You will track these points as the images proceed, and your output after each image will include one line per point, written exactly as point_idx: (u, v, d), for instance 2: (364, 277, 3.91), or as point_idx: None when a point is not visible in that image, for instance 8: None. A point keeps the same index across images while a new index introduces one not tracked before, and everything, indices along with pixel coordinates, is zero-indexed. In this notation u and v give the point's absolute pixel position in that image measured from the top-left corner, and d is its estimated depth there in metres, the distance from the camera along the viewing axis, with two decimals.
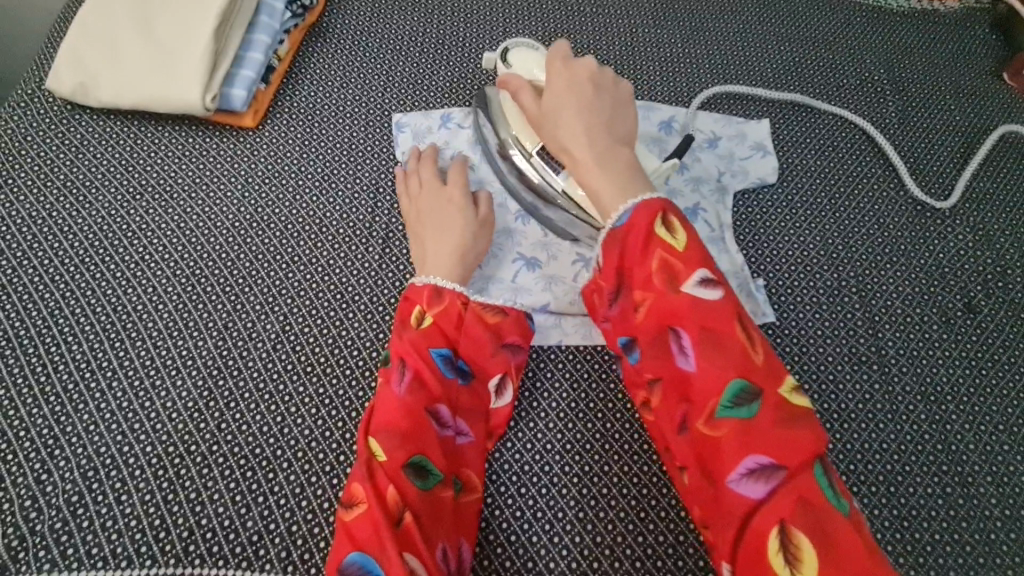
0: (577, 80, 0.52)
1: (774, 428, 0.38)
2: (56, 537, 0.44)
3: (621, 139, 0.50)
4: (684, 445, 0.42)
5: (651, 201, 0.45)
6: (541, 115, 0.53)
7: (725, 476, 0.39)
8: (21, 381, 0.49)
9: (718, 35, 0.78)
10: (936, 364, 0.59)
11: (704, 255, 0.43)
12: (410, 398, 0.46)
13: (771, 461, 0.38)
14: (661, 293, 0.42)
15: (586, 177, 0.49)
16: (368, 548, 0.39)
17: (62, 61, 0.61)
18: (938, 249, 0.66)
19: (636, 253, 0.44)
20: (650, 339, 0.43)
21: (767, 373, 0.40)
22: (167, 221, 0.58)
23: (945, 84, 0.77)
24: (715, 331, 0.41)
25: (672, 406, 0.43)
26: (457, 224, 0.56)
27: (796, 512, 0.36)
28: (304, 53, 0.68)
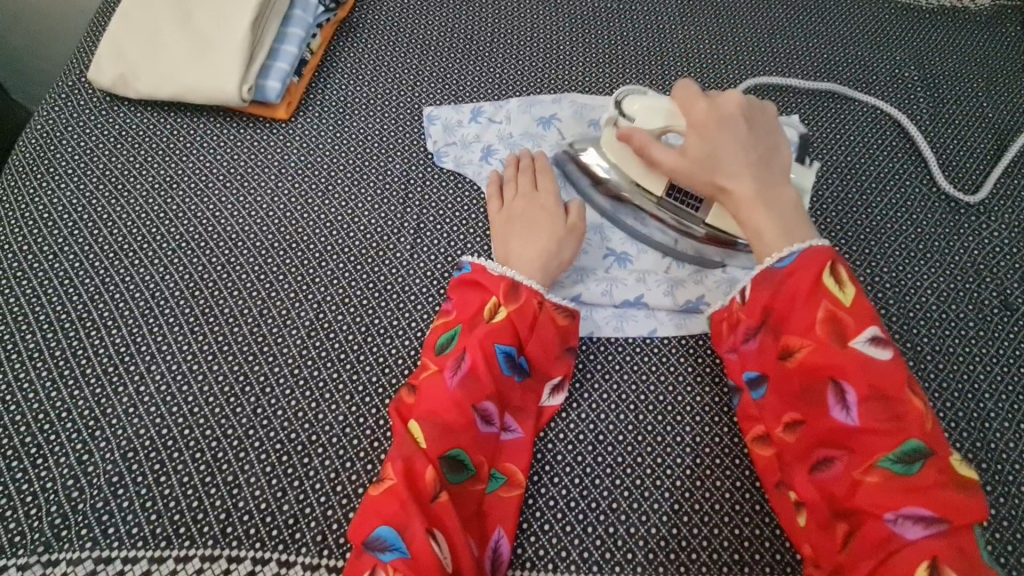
0: (731, 118, 0.52)
1: (937, 485, 0.40)
2: (97, 517, 0.45)
3: (776, 174, 0.52)
4: (823, 483, 0.43)
5: (819, 251, 0.47)
6: (691, 161, 0.52)
7: (880, 515, 0.40)
8: (62, 363, 0.50)
9: (747, 31, 0.77)
10: (974, 362, 0.58)
11: (871, 315, 0.45)
12: (462, 392, 0.46)
13: (932, 514, 0.39)
14: (825, 345, 0.44)
15: (751, 218, 0.51)
16: (394, 522, 0.41)
17: (103, 53, 0.62)
18: (973, 246, 0.65)
19: (795, 304, 0.46)
20: (804, 385, 0.45)
21: (933, 437, 0.42)
22: (203, 209, 0.59)
23: (978, 80, 0.76)
24: (886, 388, 0.42)
25: (812, 450, 0.44)
26: (548, 231, 0.55)
27: (948, 556, 0.38)
28: (335, 48, 0.69)
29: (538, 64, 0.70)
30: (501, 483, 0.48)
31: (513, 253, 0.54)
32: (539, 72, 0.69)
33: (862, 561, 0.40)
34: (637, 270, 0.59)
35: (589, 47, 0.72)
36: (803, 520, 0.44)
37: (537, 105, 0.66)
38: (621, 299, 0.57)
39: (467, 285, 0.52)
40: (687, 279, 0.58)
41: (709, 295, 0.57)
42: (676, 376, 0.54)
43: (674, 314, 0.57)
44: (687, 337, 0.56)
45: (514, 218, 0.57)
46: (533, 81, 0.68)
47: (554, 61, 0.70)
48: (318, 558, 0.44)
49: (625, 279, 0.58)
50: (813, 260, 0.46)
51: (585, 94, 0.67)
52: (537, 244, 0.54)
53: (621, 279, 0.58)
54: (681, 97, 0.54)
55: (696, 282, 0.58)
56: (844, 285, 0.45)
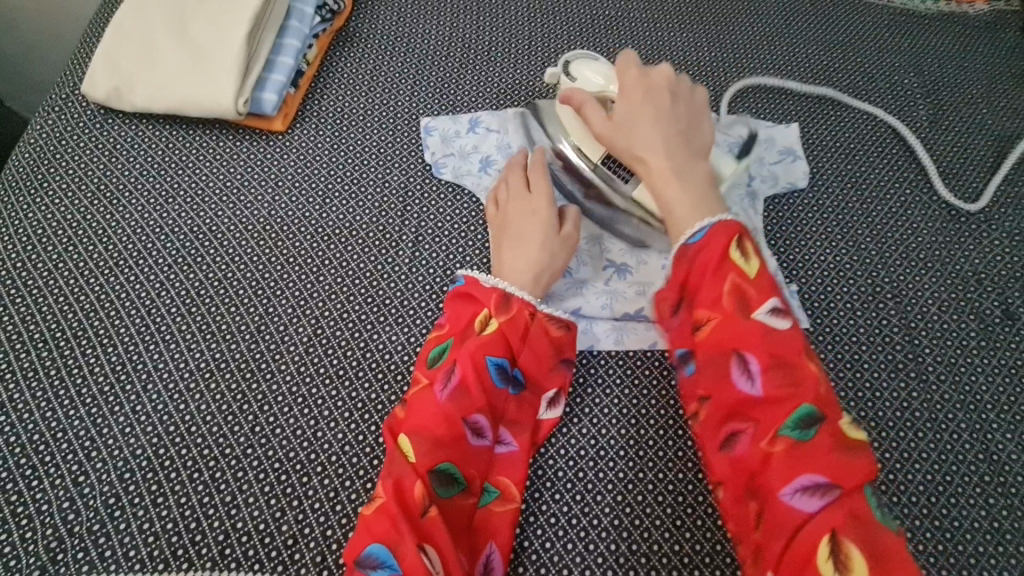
0: (655, 90, 0.55)
1: (832, 452, 0.38)
2: (94, 540, 0.44)
3: (695, 150, 0.53)
4: (733, 462, 0.41)
5: (728, 223, 0.46)
6: (613, 126, 0.54)
7: (778, 491, 0.38)
8: (57, 382, 0.50)
9: (746, 38, 0.77)
10: (975, 372, 0.58)
11: (774, 285, 0.44)
12: (452, 405, 0.46)
13: (826, 479, 0.37)
14: (730, 316, 0.42)
15: (661, 188, 0.51)
16: (384, 540, 0.40)
17: (96, 65, 0.62)
18: (973, 254, 0.65)
19: (705, 277, 0.44)
20: (710, 357, 0.43)
21: (832, 403, 0.40)
22: (198, 223, 0.58)
23: (976, 86, 0.76)
24: (786, 357, 0.41)
25: (720, 423, 0.42)
26: (539, 238, 0.55)
27: (846, 527, 0.36)
28: (331, 58, 0.69)
29: (536, 73, 0.69)
30: (495, 497, 0.48)
31: (507, 265, 0.54)
32: (537, 82, 0.69)
33: (772, 539, 0.38)
34: (637, 282, 0.58)
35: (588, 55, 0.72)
36: (723, 498, 0.43)
37: None
38: (621, 311, 0.57)
39: (459, 296, 0.52)
40: None
41: None
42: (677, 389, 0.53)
43: None
44: None
45: (507, 223, 0.57)
46: (531, 90, 0.68)
47: (552, 70, 0.70)
48: None
49: (624, 291, 0.58)
50: (723, 233, 0.45)
51: None
52: (529, 253, 0.54)
53: (620, 291, 0.58)
54: (619, 67, 0.57)
55: None
56: (750, 257, 0.44)
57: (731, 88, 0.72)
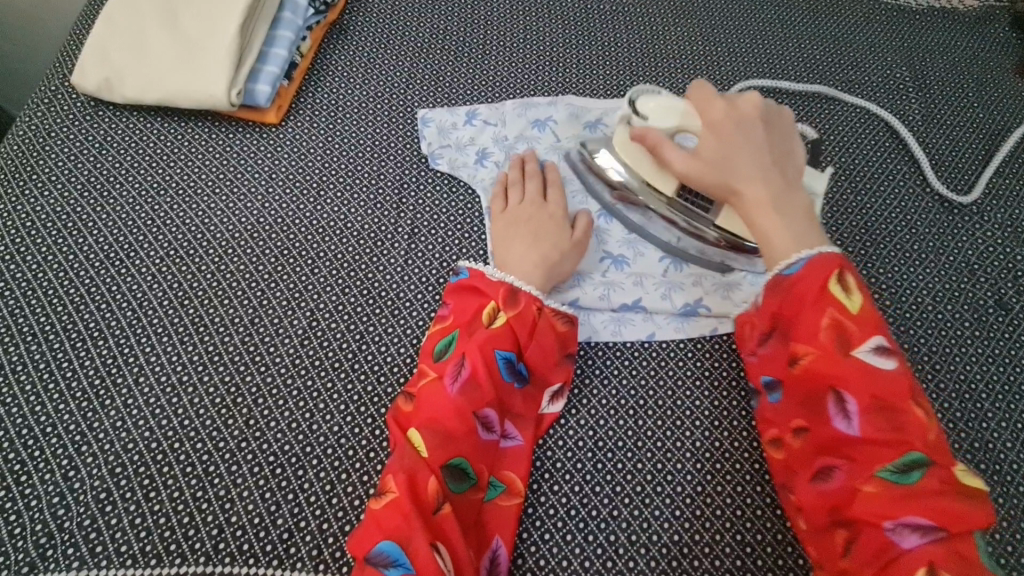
0: (747, 121, 0.51)
1: (940, 496, 0.37)
2: (84, 535, 0.43)
3: (791, 180, 0.50)
4: (826, 493, 0.42)
5: (827, 258, 0.45)
6: (702, 164, 0.50)
7: (877, 524, 0.39)
8: (47, 377, 0.49)
9: (740, 33, 0.77)
10: (970, 362, 0.58)
11: (879, 325, 0.43)
12: (463, 399, 0.45)
13: (930, 522, 0.37)
14: (828, 352, 0.42)
15: (766, 223, 0.48)
16: (396, 536, 0.39)
17: (86, 57, 0.61)
18: (966, 246, 0.65)
19: (801, 310, 0.44)
20: (808, 393, 0.43)
21: (939, 446, 0.39)
22: (192, 217, 0.57)
23: (967, 80, 0.77)
24: (889, 399, 0.40)
25: (814, 457, 0.43)
26: (550, 236, 0.55)
27: (948, 563, 0.36)
28: (325, 50, 0.68)
29: (532, 66, 0.69)
30: (499, 491, 0.47)
31: (511, 256, 0.54)
32: (532, 75, 0.68)
33: (862, 567, 0.39)
34: (635, 273, 0.58)
35: (583, 49, 0.71)
36: (805, 524, 0.44)
37: (531, 108, 0.66)
38: (619, 303, 0.56)
39: (465, 290, 0.51)
40: (686, 282, 0.58)
41: (707, 298, 0.57)
42: (675, 380, 0.53)
43: (672, 317, 0.56)
44: (686, 341, 0.55)
45: (518, 220, 0.56)
46: (527, 83, 0.68)
47: (547, 63, 0.70)
48: (314, 574, 0.43)
49: (622, 283, 0.57)
50: (824, 265, 0.44)
51: (579, 96, 0.67)
52: (539, 249, 0.54)
53: (618, 282, 0.57)
54: (700, 95, 0.53)
55: (695, 285, 0.57)
56: (851, 292, 0.43)
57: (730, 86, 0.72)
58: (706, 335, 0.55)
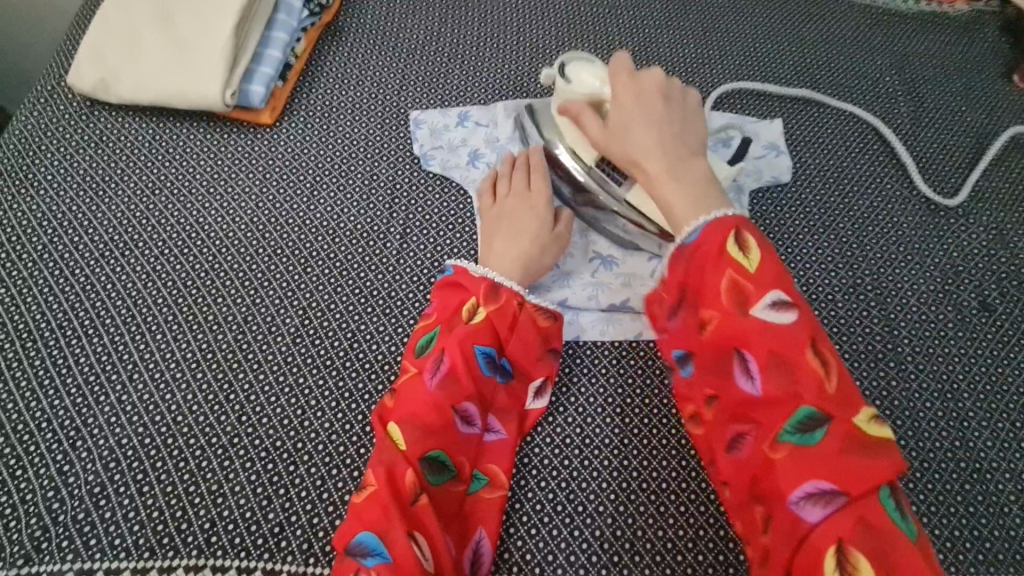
0: (646, 92, 0.52)
1: (841, 455, 0.36)
2: (78, 529, 0.44)
3: (692, 150, 0.51)
4: (739, 463, 0.41)
5: (723, 220, 0.45)
6: (607, 134, 0.53)
7: (784, 497, 0.38)
8: (43, 373, 0.50)
9: (732, 37, 0.78)
10: (953, 362, 0.59)
11: (781, 278, 0.42)
12: (442, 393, 0.46)
13: (832, 486, 0.36)
14: (729, 314, 0.42)
15: (659, 195, 0.49)
16: (375, 527, 0.41)
17: (83, 57, 0.61)
18: (952, 248, 0.66)
19: (705, 271, 0.44)
20: (715, 357, 0.43)
21: (842, 402, 0.38)
22: (185, 216, 0.58)
23: (956, 83, 0.78)
24: (788, 355, 0.39)
25: (725, 425, 0.42)
26: (532, 233, 0.56)
27: (855, 535, 0.35)
28: (320, 52, 0.69)
29: (524, 68, 0.70)
30: (484, 484, 0.48)
31: (495, 251, 0.55)
32: (524, 77, 0.69)
33: (779, 546, 0.37)
34: (622, 273, 0.59)
35: (576, 51, 0.72)
36: (729, 498, 0.43)
37: (523, 110, 0.66)
38: (607, 302, 0.57)
39: (448, 288, 0.52)
40: None
41: None
42: (661, 378, 0.54)
43: None
44: None
45: (501, 216, 0.57)
46: (519, 85, 0.69)
47: (540, 65, 0.70)
48: (304, 566, 0.44)
49: (610, 283, 0.58)
50: (722, 228, 0.44)
51: None
52: (520, 245, 0.55)
53: (606, 282, 0.58)
54: (612, 68, 0.54)
55: None
56: (751, 251, 0.43)
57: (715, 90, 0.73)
58: None
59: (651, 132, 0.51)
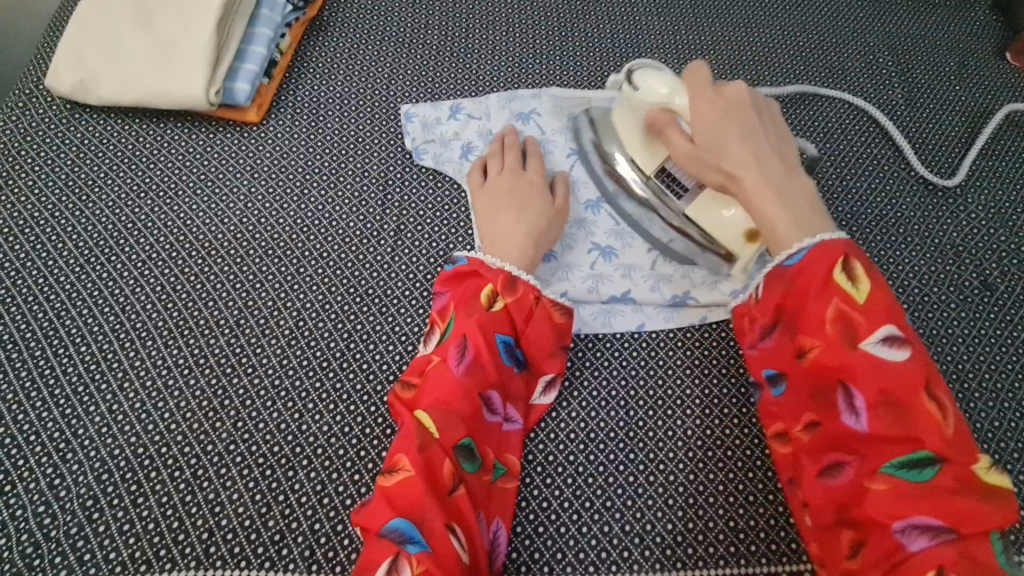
0: (734, 108, 0.50)
1: (951, 494, 0.37)
2: (71, 543, 0.43)
3: (789, 169, 0.49)
4: (835, 490, 0.41)
5: (831, 245, 0.43)
6: (696, 151, 0.49)
7: (886, 525, 0.38)
8: (29, 385, 0.48)
9: (724, 22, 0.77)
10: (956, 343, 0.59)
11: (894, 315, 0.41)
12: (469, 380, 0.45)
13: (939, 522, 0.37)
14: (834, 344, 0.41)
15: (762, 211, 0.47)
16: (412, 516, 0.40)
17: (60, 59, 0.60)
18: (951, 228, 0.66)
19: (807, 298, 0.43)
20: (814, 384, 0.43)
21: (958, 446, 0.38)
22: (172, 219, 0.57)
23: (949, 62, 0.77)
24: (900, 393, 0.39)
25: (821, 453, 0.42)
26: (536, 206, 0.55)
27: (955, 564, 0.36)
28: (306, 47, 0.67)
29: (515, 59, 0.69)
30: (501, 473, 0.47)
31: (503, 233, 0.53)
32: (515, 67, 0.68)
33: (869, 570, 0.38)
34: (622, 264, 0.58)
35: (567, 40, 0.71)
36: (806, 521, 0.43)
37: (517, 101, 0.65)
38: (608, 294, 0.56)
39: (462, 272, 0.51)
40: (674, 274, 0.58)
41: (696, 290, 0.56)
42: (665, 369, 0.53)
43: (661, 308, 0.56)
44: (675, 330, 0.55)
45: (498, 193, 0.56)
46: (510, 76, 0.67)
47: (531, 55, 0.69)
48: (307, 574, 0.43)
49: (611, 274, 0.57)
50: (824, 257, 0.43)
51: (564, 88, 0.67)
52: (525, 219, 0.54)
53: (606, 274, 0.57)
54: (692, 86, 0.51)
55: (683, 276, 0.57)
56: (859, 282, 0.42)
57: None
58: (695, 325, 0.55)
59: (745, 144, 0.48)
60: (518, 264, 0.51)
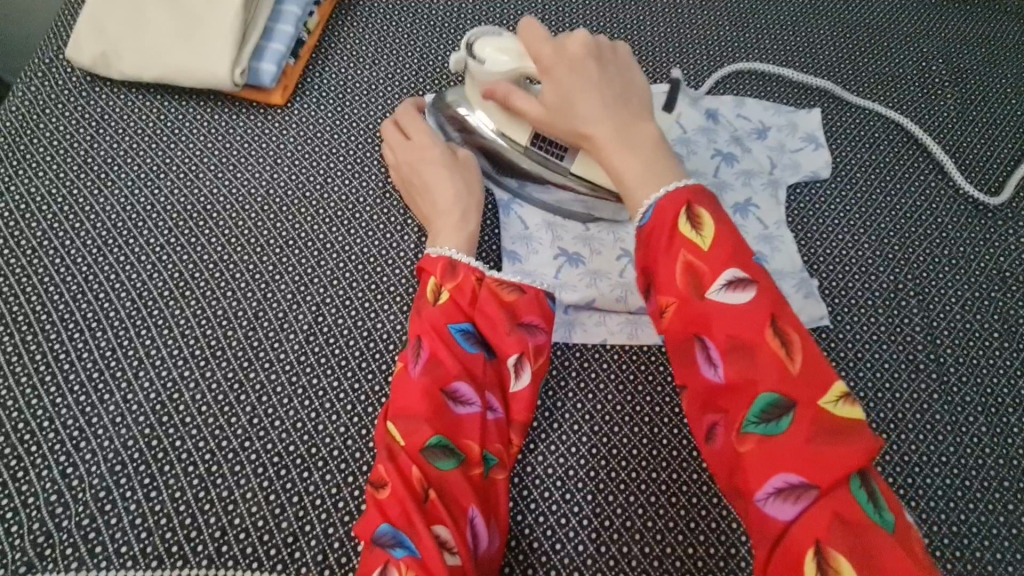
0: (580, 61, 0.49)
1: (808, 445, 0.36)
2: (83, 535, 0.42)
3: (637, 112, 0.48)
4: (708, 456, 0.40)
5: (676, 193, 0.43)
6: (548, 111, 0.50)
7: (754, 493, 0.37)
8: (44, 370, 0.47)
9: (770, 20, 0.74)
10: (999, 373, 0.56)
11: (737, 251, 0.40)
12: (427, 378, 0.44)
13: (801, 480, 0.35)
14: (685, 297, 0.40)
15: (613, 161, 0.47)
16: (397, 523, 0.39)
17: (82, 29, 0.58)
18: (999, 252, 0.63)
19: (659, 251, 0.42)
20: (673, 341, 0.41)
21: (807, 385, 0.37)
22: (190, 202, 0.55)
23: (1007, 73, 0.73)
24: (747, 339, 0.38)
25: (691, 415, 0.41)
26: (446, 179, 0.53)
27: (830, 533, 0.34)
28: (334, 27, 0.65)
29: None
30: (493, 466, 0.45)
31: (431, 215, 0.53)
32: None
33: (750, 550, 0.36)
34: None
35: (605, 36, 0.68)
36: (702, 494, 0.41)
37: None
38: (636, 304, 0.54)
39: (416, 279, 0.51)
40: None
41: None
42: None
43: None
44: None
45: (407, 180, 0.55)
46: None
47: None
48: None
49: None
50: (673, 202, 0.43)
51: None
52: (446, 196, 0.53)
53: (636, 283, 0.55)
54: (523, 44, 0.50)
55: None
56: (703, 226, 0.41)
57: (723, 72, 0.69)
58: None
59: (593, 98, 0.48)
60: (462, 249, 0.50)
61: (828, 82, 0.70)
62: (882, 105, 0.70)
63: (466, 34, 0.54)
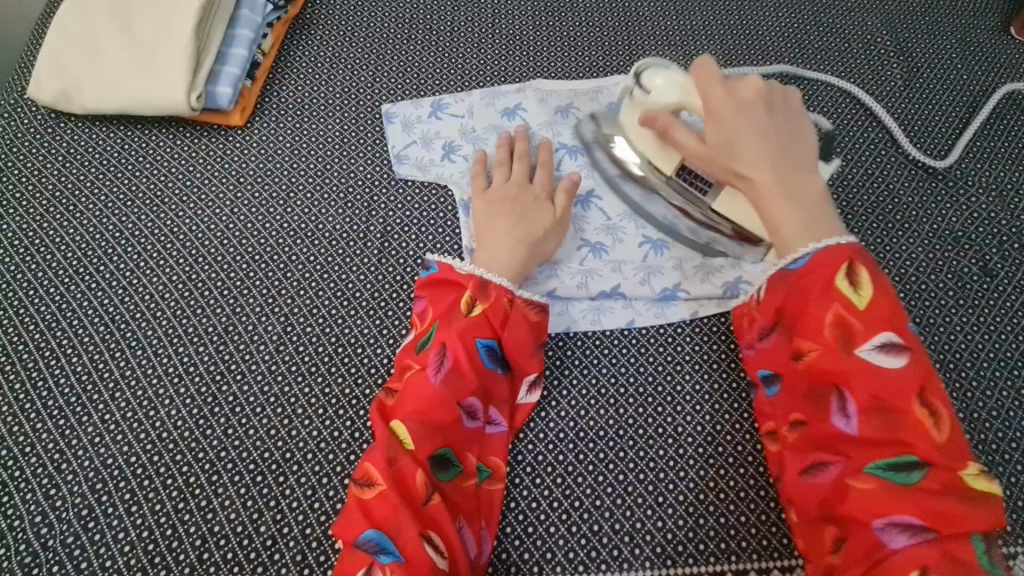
0: (749, 106, 0.48)
1: (937, 496, 0.38)
2: (69, 552, 0.44)
3: (804, 162, 0.47)
4: (818, 487, 0.42)
5: (833, 249, 0.44)
6: (708, 150, 0.49)
7: (867, 522, 0.39)
8: (24, 397, 0.49)
9: (716, 6, 0.75)
10: (956, 330, 0.58)
11: (894, 317, 0.41)
12: (447, 389, 0.45)
13: (920, 520, 0.38)
14: (831, 348, 0.42)
15: (771, 208, 0.46)
16: (384, 528, 0.40)
17: (41, 68, 0.59)
18: (951, 213, 0.64)
19: (808, 300, 0.44)
20: (811, 386, 0.43)
21: (952, 451, 0.38)
22: (159, 227, 0.57)
23: (951, 40, 0.74)
24: (893, 399, 0.40)
25: (807, 450, 0.43)
26: (531, 216, 0.54)
27: (938, 565, 0.36)
28: (289, 47, 0.66)
29: (499, 52, 0.68)
30: (486, 476, 0.47)
31: (495, 241, 0.52)
32: (500, 60, 0.67)
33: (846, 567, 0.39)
34: (612, 260, 0.57)
35: (554, 32, 0.70)
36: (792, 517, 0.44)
37: (501, 97, 0.64)
38: (597, 291, 0.56)
39: (436, 280, 0.51)
40: (665, 267, 0.57)
41: (686, 283, 0.56)
42: (655, 366, 0.53)
43: (651, 303, 0.56)
44: (666, 326, 0.55)
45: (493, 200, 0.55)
46: (496, 69, 0.66)
47: (516, 48, 0.68)
48: None
49: (601, 270, 0.57)
50: (823, 261, 0.44)
51: (548, 81, 0.65)
52: (521, 230, 0.53)
53: (596, 270, 0.57)
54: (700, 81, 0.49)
55: (674, 269, 0.57)
56: (861, 287, 0.42)
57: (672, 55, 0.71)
58: (687, 319, 0.55)
59: (762, 143, 0.47)
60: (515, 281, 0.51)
61: (777, 59, 0.72)
62: (832, 77, 0.71)
63: (638, 61, 0.54)
